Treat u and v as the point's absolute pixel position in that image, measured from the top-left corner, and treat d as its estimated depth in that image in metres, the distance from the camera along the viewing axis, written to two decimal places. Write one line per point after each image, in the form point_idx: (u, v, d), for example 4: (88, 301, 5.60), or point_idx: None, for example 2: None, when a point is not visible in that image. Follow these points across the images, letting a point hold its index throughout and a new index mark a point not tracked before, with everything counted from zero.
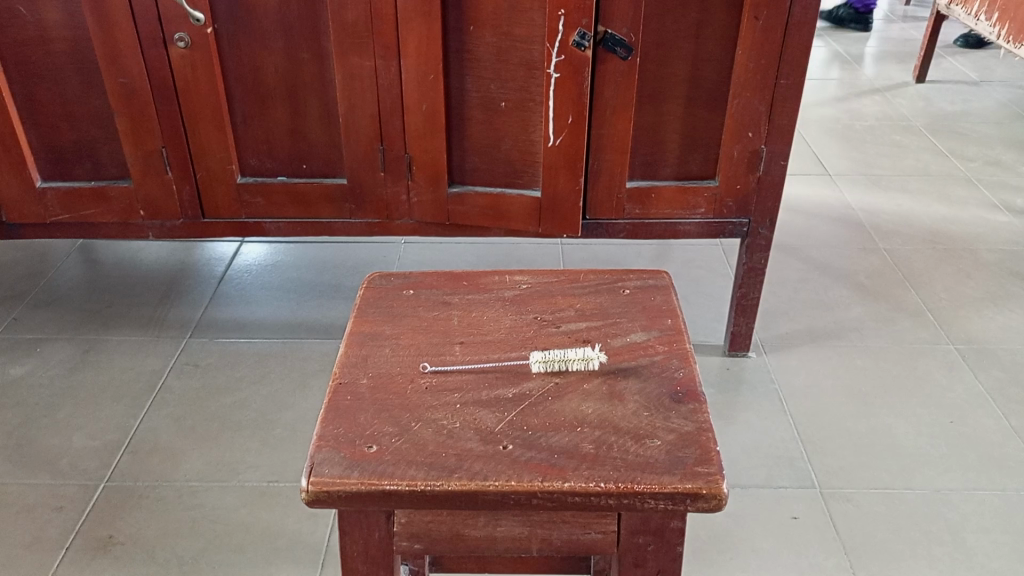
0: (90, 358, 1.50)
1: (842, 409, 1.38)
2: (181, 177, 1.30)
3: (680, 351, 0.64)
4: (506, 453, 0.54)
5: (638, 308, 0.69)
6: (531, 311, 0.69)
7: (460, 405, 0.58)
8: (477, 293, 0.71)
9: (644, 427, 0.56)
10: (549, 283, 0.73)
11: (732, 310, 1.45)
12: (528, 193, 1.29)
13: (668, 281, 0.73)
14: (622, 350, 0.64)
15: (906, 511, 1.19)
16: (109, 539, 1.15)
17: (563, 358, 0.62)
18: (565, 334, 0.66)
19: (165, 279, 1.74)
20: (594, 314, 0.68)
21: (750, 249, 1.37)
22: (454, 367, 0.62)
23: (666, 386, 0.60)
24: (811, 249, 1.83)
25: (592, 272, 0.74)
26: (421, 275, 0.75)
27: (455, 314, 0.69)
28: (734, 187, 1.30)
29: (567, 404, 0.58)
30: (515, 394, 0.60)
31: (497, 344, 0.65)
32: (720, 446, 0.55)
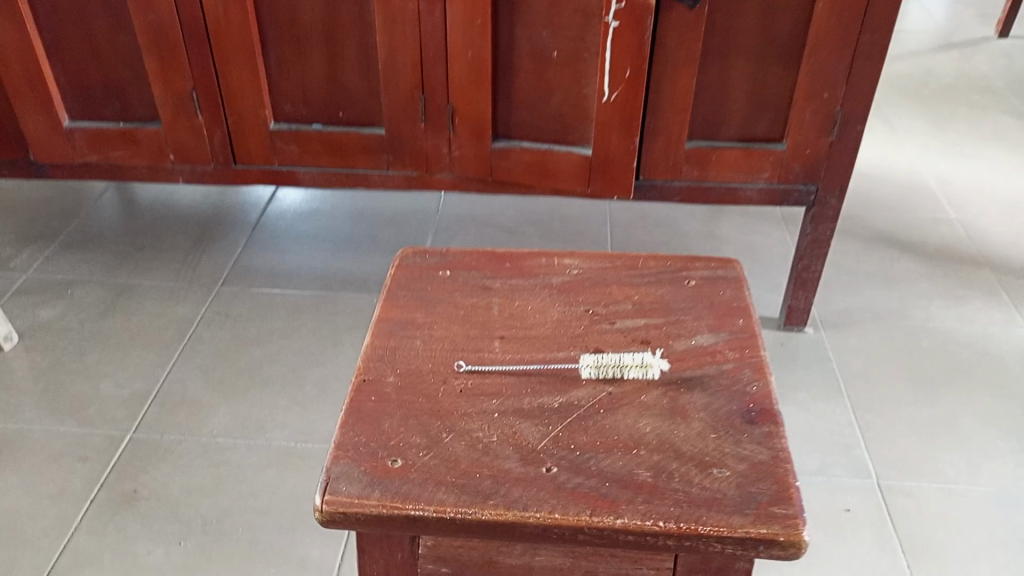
0: (121, 304, 1.46)
1: (905, 395, 1.28)
2: (213, 121, 1.24)
3: (756, 361, 0.59)
4: (550, 478, 0.50)
5: (703, 304, 0.65)
6: (581, 303, 0.65)
7: (499, 415, 0.54)
8: (520, 279, 0.68)
9: (711, 453, 0.52)
10: (603, 268, 0.69)
11: (791, 282, 1.36)
12: (578, 151, 1.19)
13: (739, 273, 0.68)
14: (686, 355, 0.59)
15: (971, 509, 1.11)
16: (133, 494, 1.12)
17: (618, 364, 0.57)
18: (620, 332, 0.61)
19: (198, 223, 1.69)
20: (653, 309, 0.64)
21: (815, 219, 1.27)
22: (492, 367, 0.58)
23: (736, 402, 0.56)
24: (877, 217, 1.72)
25: (654, 259, 0.70)
26: (458, 253, 0.71)
27: (495, 302, 0.65)
28: (802, 151, 1.19)
29: (622, 419, 0.54)
30: (562, 405, 0.55)
31: (541, 341, 0.61)
32: (800, 481, 0.50)
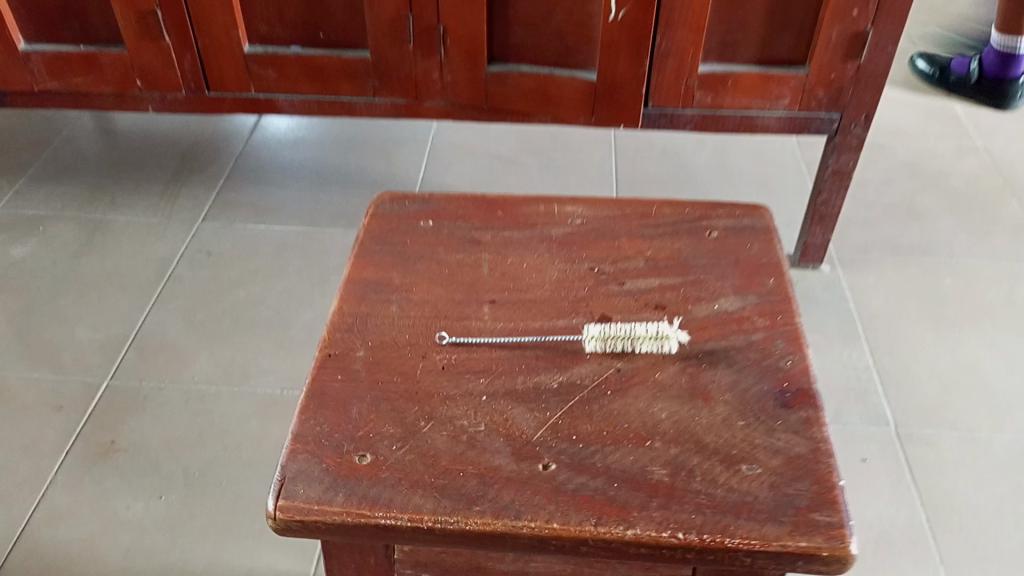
0: (96, 242, 1.38)
1: (926, 337, 1.21)
2: (181, 44, 1.13)
3: (790, 330, 0.58)
4: (547, 477, 0.48)
5: (726, 260, 0.64)
6: (585, 260, 0.64)
7: (488, 399, 0.53)
8: (515, 230, 0.66)
9: (740, 448, 0.50)
10: (612, 217, 0.68)
11: (807, 218, 1.27)
12: (582, 75, 1.10)
13: (767, 224, 0.68)
14: (708, 324, 0.58)
15: (993, 460, 1.05)
16: (110, 445, 1.06)
17: (629, 336, 0.56)
18: (631, 296, 0.60)
19: (178, 153, 1.59)
20: (668, 268, 0.63)
21: (837, 149, 1.17)
22: (479, 339, 0.57)
23: (768, 381, 0.54)
24: (899, 145, 1.61)
25: (670, 207, 0.69)
26: (441, 202, 0.70)
27: (485, 258, 0.64)
28: (827, 76, 1.08)
29: (634, 403, 0.52)
30: (563, 384, 0.54)
31: (537, 307, 0.60)
32: (843, 479, 0.48)
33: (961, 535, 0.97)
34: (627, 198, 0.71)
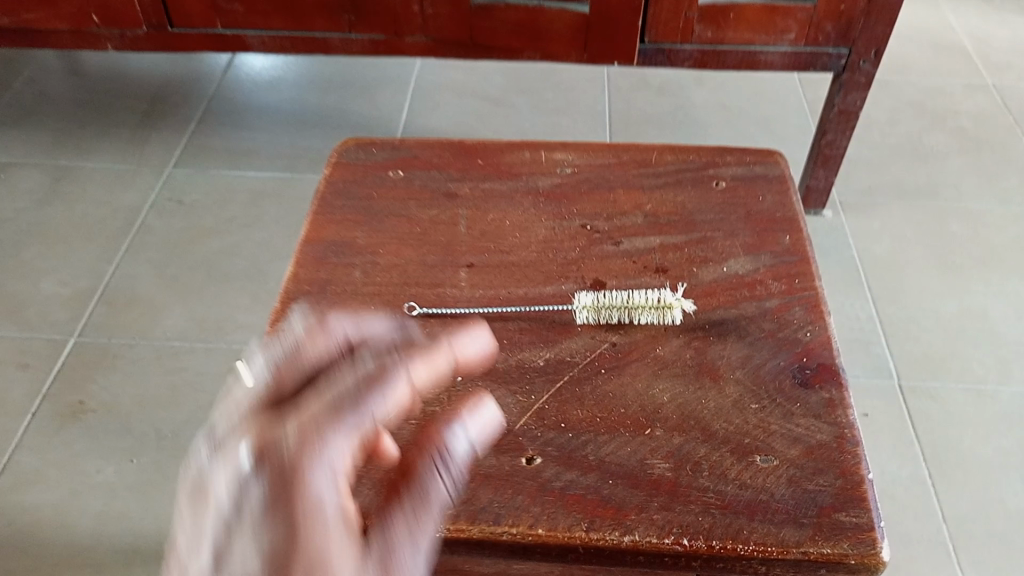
0: (62, 190, 1.31)
1: (932, 284, 1.16)
2: None
3: (810, 296, 0.57)
4: (532, 473, 0.47)
5: (736, 213, 0.64)
6: (576, 216, 0.63)
7: (464, 381, 0.52)
8: (496, 181, 0.66)
9: (754, 438, 0.49)
10: (606, 166, 0.68)
11: (810, 160, 1.20)
12: (573, 8, 1.02)
13: (781, 173, 0.68)
14: (716, 289, 0.58)
15: (1002, 412, 1.01)
16: (79, 405, 1.01)
17: (624, 304, 0.55)
18: (628, 257, 0.60)
19: (147, 94, 1.51)
20: (671, 224, 0.63)
21: (845, 86, 1.09)
22: (454, 311, 0.56)
23: (785, 356, 0.54)
24: (906, 82, 1.54)
25: (672, 155, 0.68)
26: (413, 148, 0.69)
27: (462, 214, 0.63)
28: (837, 8, 1.00)
29: (633, 383, 0.52)
30: (550, 362, 0.53)
31: (521, 271, 0.59)
32: (868, 472, 0.47)
33: (967, 491, 0.93)
34: (627, 144, 0.70)
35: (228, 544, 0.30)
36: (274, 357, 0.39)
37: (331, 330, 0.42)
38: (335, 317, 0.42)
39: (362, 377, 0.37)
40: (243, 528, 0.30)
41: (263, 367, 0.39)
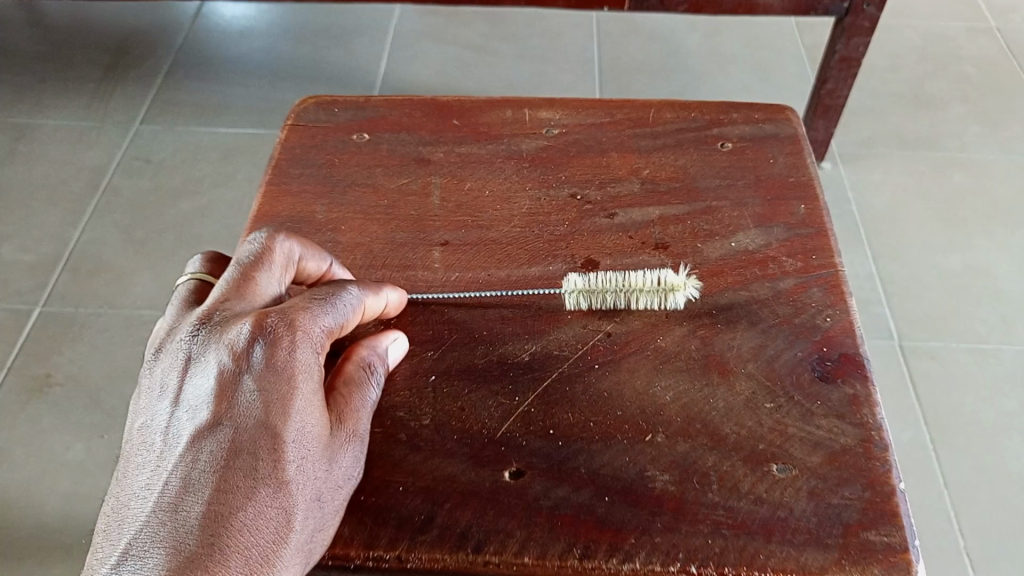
0: (23, 149, 1.24)
1: (933, 239, 1.12)
2: None
3: (828, 275, 0.53)
4: (516, 488, 0.44)
5: (743, 178, 0.59)
6: (564, 184, 0.59)
7: (437, 381, 0.49)
8: (475, 146, 0.62)
9: (769, 444, 0.45)
10: (596, 128, 0.63)
11: (809, 111, 1.15)
12: None
13: (794, 132, 0.63)
14: (724, 267, 0.54)
15: (1005, 372, 0.97)
16: (45, 379, 0.96)
17: (622, 288, 0.51)
18: (624, 231, 0.56)
19: (111, 44, 1.43)
20: (671, 192, 0.58)
21: (848, 32, 1.03)
22: (430, 297, 0.53)
23: (804, 347, 0.50)
24: (907, 25, 1.48)
25: (671, 115, 0.64)
26: (387, 109, 0.65)
27: (435, 182, 0.59)
28: None
29: (632, 381, 0.48)
30: (536, 356, 0.50)
31: (503, 249, 0.55)
32: (899, 482, 0.44)
33: (967, 455, 0.91)
34: (619, 101, 0.66)
35: (235, 392, 0.40)
36: (243, 260, 0.46)
37: (286, 244, 0.47)
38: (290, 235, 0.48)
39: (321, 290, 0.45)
40: (245, 382, 0.40)
41: (234, 269, 0.46)
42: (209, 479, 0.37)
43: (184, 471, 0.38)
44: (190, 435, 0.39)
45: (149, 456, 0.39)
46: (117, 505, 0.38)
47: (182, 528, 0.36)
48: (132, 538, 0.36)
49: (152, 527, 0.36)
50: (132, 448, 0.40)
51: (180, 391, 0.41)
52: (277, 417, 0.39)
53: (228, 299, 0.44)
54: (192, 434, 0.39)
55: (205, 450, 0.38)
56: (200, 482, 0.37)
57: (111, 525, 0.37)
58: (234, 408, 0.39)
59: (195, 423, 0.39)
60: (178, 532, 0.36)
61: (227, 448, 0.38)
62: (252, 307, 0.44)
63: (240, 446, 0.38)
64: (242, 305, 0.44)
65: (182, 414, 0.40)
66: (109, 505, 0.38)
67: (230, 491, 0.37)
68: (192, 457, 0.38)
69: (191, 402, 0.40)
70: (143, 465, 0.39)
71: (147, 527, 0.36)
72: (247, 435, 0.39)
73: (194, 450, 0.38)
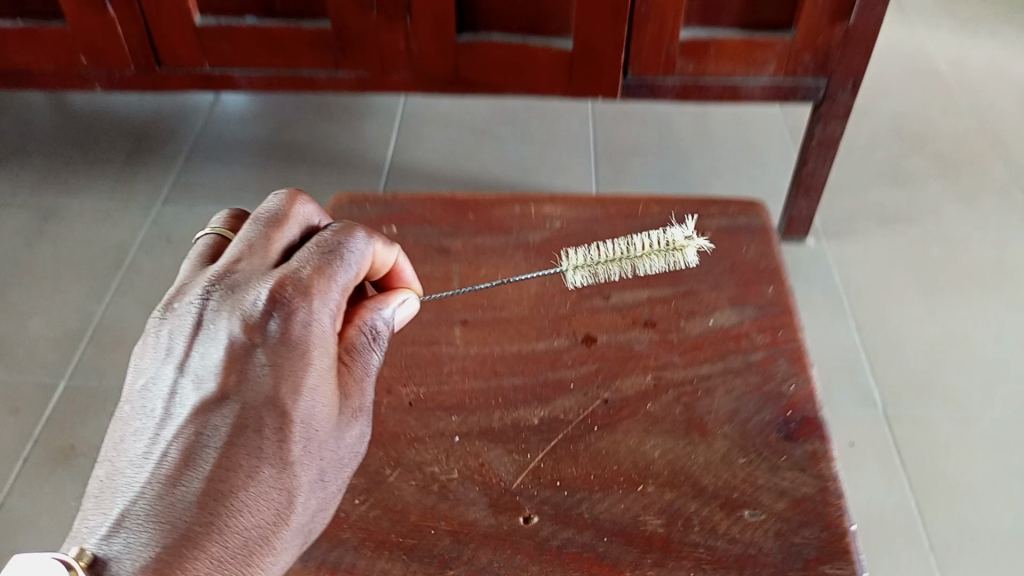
0: (50, 229, 1.31)
1: (914, 310, 1.18)
2: (125, 18, 1.04)
3: (793, 348, 0.59)
4: (529, 528, 0.49)
5: (721, 265, 0.66)
6: (566, 270, 0.66)
7: (462, 440, 0.54)
8: (488, 237, 0.69)
9: (743, 492, 0.51)
10: (594, 220, 0.70)
11: (792, 190, 1.23)
12: (557, 44, 1.04)
13: (763, 222, 0.70)
14: (702, 342, 0.60)
15: (984, 437, 1.02)
16: (70, 450, 1.01)
17: (628, 256, 0.64)
18: (618, 311, 0.62)
19: (134, 131, 1.51)
20: (657, 276, 0.65)
21: (824, 117, 1.11)
22: (452, 370, 0.58)
23: (772, 409, 0.55)
24: (884, 107, 1.57)
25: (659, 206, 0.71)
26: (410, 203, 0.72)
27: (454, 269, 0.66)
28: (814, 40, 1.01)
29: (625, 440, 0.54)
30: (545, 420, 0.55)
31: (514, 328, 0.61)
32: (852, 525, 0.49)
33: (951, 518, 0.95)
34: (614, 195, 0.73)
35: (247, 364, 0.47)
36: (260, 217, 0.53)
37: (304, 208, 0.55)
38: (306, 196, 0.56)
39: (324, 251, 0.51)
40: (257, 356, 0.47)
41: (249, 229, 0.52)
42: (214, 455, 0.43)
43: (187, 444, 0.44)
44: (193, 408, 0.45)
45: (149, 421, 0.45)
46: (112, 471, 0.43)
47: (180, 502, 0.41)
48: (128, 507, 0.41)
49: (149, 498, 0.41)
50: (133, 413, 0.46)
51: (187, 357, 0.47)
52: (286, 396, 0.46)
53: (240, 258, 0.51)
54: (196, 404, 0.45)
55: (209, 424, 0.44)
56: (202, 457, 0.43)
57: (104, 490, 0.42)
58: (242, 385, 0.46)
59: (201, 393, 0.46)
60: (176, 505, 0.41)
61: (232, 423, 0.45)
62: (265, 265, 0.51)
63: (244, 423, 0.45)
64: (256, 264, 0.51)
65: (187, 382, 0.46)
66: (103, 468, 0.44)
67: (232, 469, 0.43)
68: (197, 427, 0.44)
69: (198, 371, 0.47)
70: (140, 432, 0.45)
71: (144, 497, 0.41)
72: (252, 413, 0.45)
73: (199, 423, 0.44)
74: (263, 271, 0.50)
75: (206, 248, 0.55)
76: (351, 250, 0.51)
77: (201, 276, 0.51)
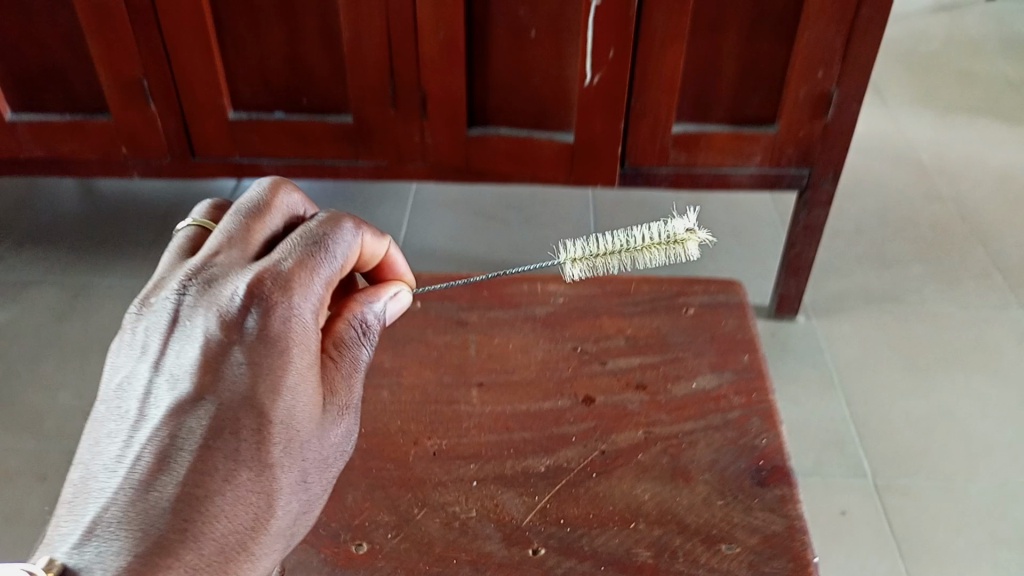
0: (80, 305, 1.39)
1: (901, 385, 1.24)
2: (165, 111, 1.14)
3: (765, 407, 0.65)
4: (536, 558, 0.54)
5: (704, 336, 0.72)
6: (569, 339, 0.72)
7: (479, 484, 0.60)
8: (500, 310, 0.76)
9: (720, 527, 0.56)
10: (594, 296, 0.77)
11: (782, 271, 1.30)
12: (560, 137, 1.12)
13: (740, 298, 0.77)
14: (687, 402, 0.66)
15: (969, 506, 1.06)
16: None
17: (627, 249, 0.66)
18: (613, 375, 0.68)
19: (161, 214, 1.60)
20: (648, 345, 0.71)
21: (809, 203, 1.20)
22: (469, 424, 0.64)
23: (746, 459, 0.61)
24: (869, 194, 1.66)
25: (651, 285, 0.78)
26: (430, 281, 0.79)
27: (471, 339, 0.73)
28: (796, 133, 1.11)
29: (619, 484, 0.59)
30: (550, 467, 0.61)
31: (523, 389, 0.67)
32: (815, 556, 0.54)
33: None
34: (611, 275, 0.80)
35: (223, 364, 0.47)
36: (243, 209, 0.54)
37: (288, 197, 0.56)
38: (290, 185, 0.57)
39: (310, 245, 0.52)
40: (234, 355, 0.47)
41: (231, 221, 0.53)
42: (189, 459, 0.44)
43: (161, 447, 0.44)
44: (167, 410, 0.45)
45: (123, 423, 0.45)
46: (85, 475, 0.43)
47: (154, 508, 0.41)
48: (99, 514, 0.41)
49: (121, 505, 0.41)
50: (107, 415, 0.46)
51: (162, 356, 0.48)
52: (264, 395, 0.46)
53: (223, 249, 0.52)
54: (171, 404, 0.45)
55: (184, 427, 0.45)
56: (177, 459, 0.43)
57: (78, 496, 0.42)
58: (218, 383, 0.46)
59: (176, 394, 0.46)
60: (151, 511, 0.41)
61: (208, 425, 0.45)
62: (246, 260, 0.52)
63: (221, 425, 0.45)
64: (234, 258, 0.52)
65: (162, 383, 0.47)
66: (77, 473, 0.44)
67: (208, 473, 0.44)
68: (171, 429, 0.44)
69: (173, 370, 0.47)
70: (114, 433, 0.45)
71: (116, 504, 0.41)
72: (229, 414, 0.46)
73: (173, 425, 0.45)
74: (241, 264, 0.51)
75: (185, 239, 0.56)
76: (337, 244, 0.53)
77: (181, 269, 0.52)
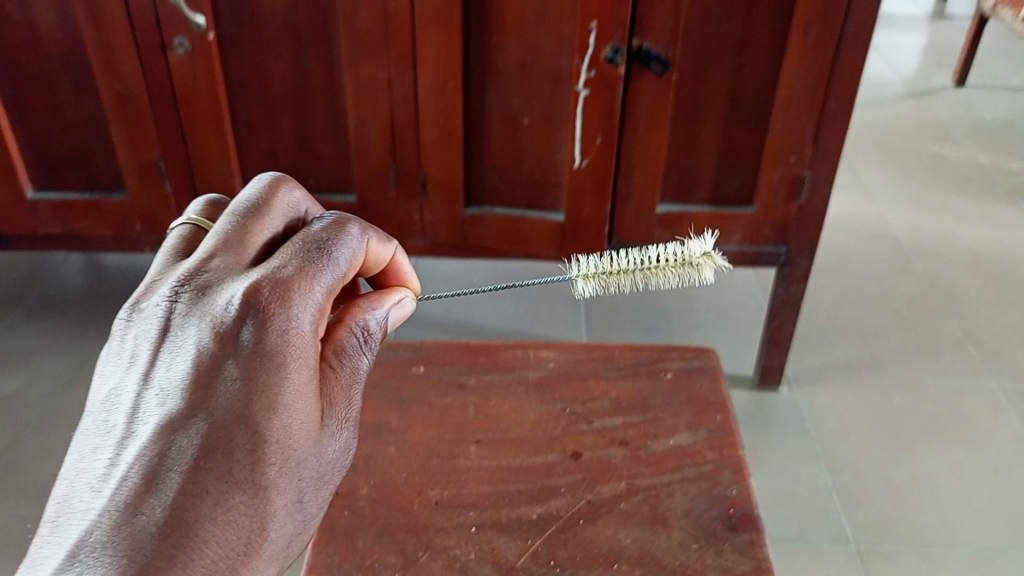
0: (87, 375, 1.43)
1: (881, 452, 1.28)
2: (180, 190, 1.21)
3: (736, 462, 0.70)
4: None
5: (681, 398, 0.77)
6: (559, 401, 0.77)
7: (477, 529, 0.64)
8: (497, 374, 0.81)
9: (694, 565, 0.61)
10: (582, 360, 0.83)
11: (764, 343, 1.36)
12: (550, 216, 1.20)
13: (713, 363, 0.82)
14: (666, 457, 0.70)
15: (948, 570, 1.10)
16: None
17: (640, 269, 0.72)
18: (599, 433, 0.73)
19: None
20: (631, 406, 0.77)
21: (787, 278, 1.26)
22: (469, 476, 0.69)
23: (718, 507, 0.66)
24: (847, 269, 1.74)
25: (634, 350, 0.84)
26: (431, 348, 0.84)
27: (469, 401, 0.78)
28: (772, 213, 1.18)
29: (604, 530, 0.64)
30: (542, 515, 0.65)
31: (517, 446, 0.72)
32: None
33: None
34: (597, 342, 0.86)
35: (215, 381, 0.49)
36: (240, 213, 0.56)
37: (284, 200, 0.59)
38: (286, 187, 0.60)
39: (308, 252, 0.53)
40: (228, 368, 0.50)
41: (227, 225, 0.55)
42: (178, 480, 0.46)
43: (150, 467, 0.46)
44: (155, 428, 0.47)
45: (113, 438, 0.47)
46: (73, 494, 0.45)
47: (141, 533, 0.43)
48: (83, 538, 0.43)
49: (106, 528, 0.43)
50: (96, 430, 0.48)
51: (153, 366, 0.50)
52: (260, 413, 0.49)
53: (219, 249, 0.54)
54: (160, 423, 0.47)
55: (173, 445, 0.47)
56: (166, 480, 0.46)
57: (61, 515, 0.45)
58: (210, 400, 0.49)
59: (164, 410, 0.48)
60: (138, 533, 0.43)
61: (198, 445, 0.47)
62: (241, 265, 0.54)
63: (212, 446, 0.47)
64: (229, 262, 0.54)
65: (151, 397, 0.49)
66: (64, 491, 0.46)
67: (198, 496, 0.46)
68: (160, 448, 0.46)
69: (162, 382, 0.49)
70: (102, 449, 0.47)
71: (101, 527, 0.43)
72: (219, 435, 0.48)
73: (162, 444, 0.47)
74: (236, 269, 0.53)
75: (179, 239, 0.58)
76: (337, 253, 0.55)
77: (174, 272, 0.54)
